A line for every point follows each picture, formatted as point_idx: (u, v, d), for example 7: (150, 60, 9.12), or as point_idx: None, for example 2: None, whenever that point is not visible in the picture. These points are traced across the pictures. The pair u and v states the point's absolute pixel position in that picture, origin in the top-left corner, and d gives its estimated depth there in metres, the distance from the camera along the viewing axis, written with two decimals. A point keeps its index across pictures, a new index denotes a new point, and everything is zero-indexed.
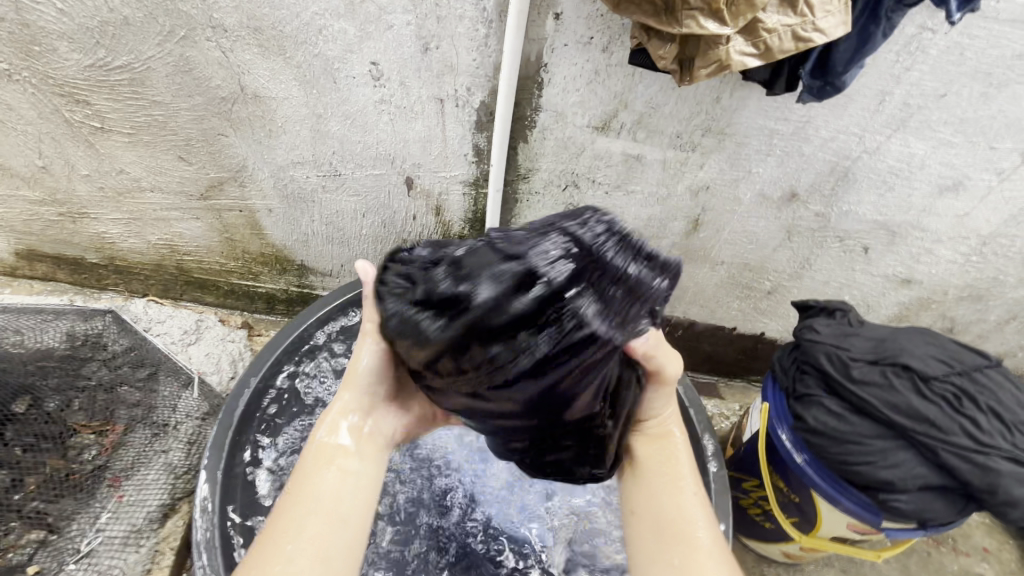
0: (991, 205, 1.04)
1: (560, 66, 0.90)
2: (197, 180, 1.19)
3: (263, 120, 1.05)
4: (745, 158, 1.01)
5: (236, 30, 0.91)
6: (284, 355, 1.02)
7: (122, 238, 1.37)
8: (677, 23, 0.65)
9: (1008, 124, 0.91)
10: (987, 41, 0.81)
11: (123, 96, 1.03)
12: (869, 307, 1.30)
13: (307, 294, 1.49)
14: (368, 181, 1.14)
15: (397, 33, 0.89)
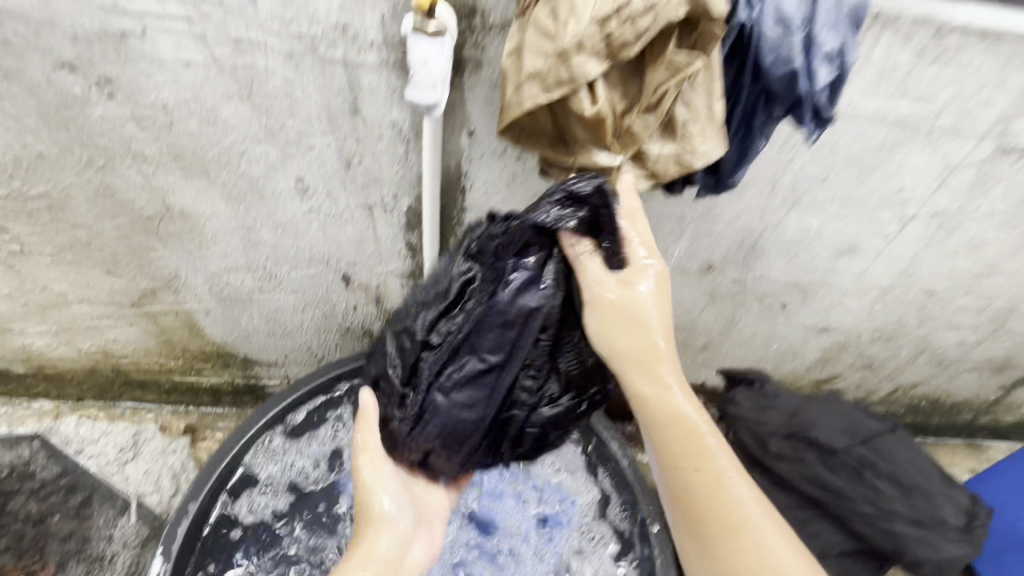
0: (883, 262, 1.15)
1: (480, 173, 0.95)
2: (128, 290, 1.17)
3: (192, 234, 1.05)
4: (661, 238, 1.08)
5: (157, 158, 0.92)
6: (228, 463, 0.98)
7: (49, 348, 1.31)
8: (573, 155, 0.72)
9: (884, 199, 1.02)
10: (853, 135, 0.91)
11: (41, 220, 1.01)
12: (795, 352, 1.39)
13: (255, 385, 1.46)
14: (305, 280, 1.15)
15: (319, 152, 0.91)
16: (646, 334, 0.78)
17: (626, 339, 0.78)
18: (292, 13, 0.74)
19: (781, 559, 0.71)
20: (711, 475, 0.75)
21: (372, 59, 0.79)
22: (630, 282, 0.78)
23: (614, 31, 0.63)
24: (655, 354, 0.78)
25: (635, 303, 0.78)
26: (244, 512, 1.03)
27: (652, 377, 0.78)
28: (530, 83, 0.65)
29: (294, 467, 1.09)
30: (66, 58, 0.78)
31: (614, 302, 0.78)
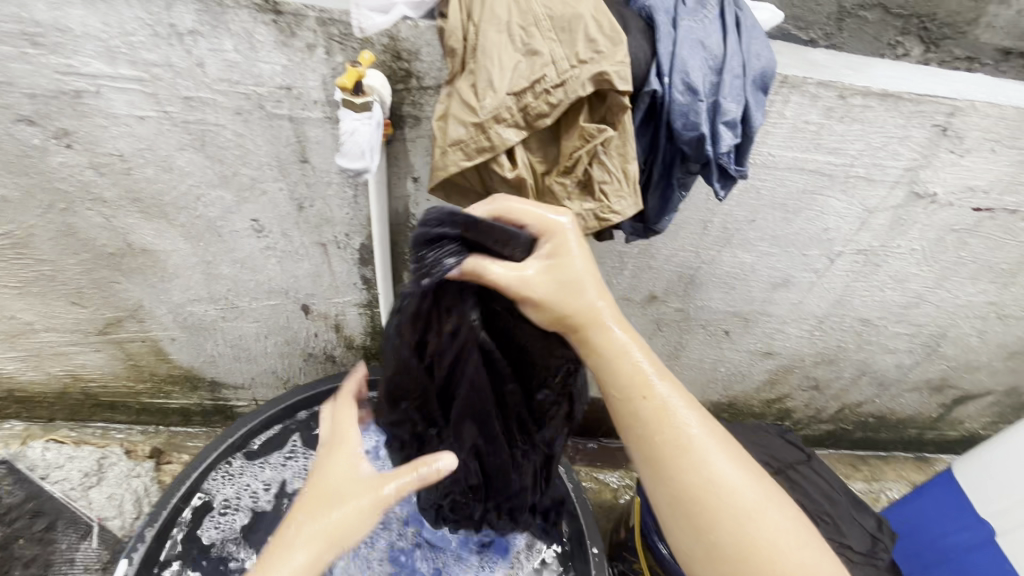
0: (817, 294, 1.21)
1: (427, 215, 1.01)
2: (94, 319, 1.21)
3: (154, 268, 1.09)
4: (605, 272, 1.14)
5: (116, 201, 0.96)
6: (191, 485, 1.04)
7: (19, 372, 1.34)
8: None
9: (810, 237, 1.08)
10: (775, 182, 0.98)
11: (6, 257, 1.05)
12: (743, 375, 1.46)
13: (223, 406, 1.49)
14: (266, 309, 1.20)
15: (271, 197, 0.96)
16: (573, 288, 0.70)
17: (555, 301, 0.69)
18: (239, 76, 0.79)
19: (733, 483, 0.68)
20: (673, 424, 0.70)
21: (316, 115, 0.84)
22: (538, 249, 0.70)
23: (529, 103, 0.69)
24: (590, 306, 0.71)
25: (551, 267, 0.69)
26: (198, 536, 1.04)
27: (590, 328, 0.72)
28: (454, 149, 0.70)
29: (256, 487, 1.11)
30: (25, 112, 0.83)
31: (534, 275, 0.68)
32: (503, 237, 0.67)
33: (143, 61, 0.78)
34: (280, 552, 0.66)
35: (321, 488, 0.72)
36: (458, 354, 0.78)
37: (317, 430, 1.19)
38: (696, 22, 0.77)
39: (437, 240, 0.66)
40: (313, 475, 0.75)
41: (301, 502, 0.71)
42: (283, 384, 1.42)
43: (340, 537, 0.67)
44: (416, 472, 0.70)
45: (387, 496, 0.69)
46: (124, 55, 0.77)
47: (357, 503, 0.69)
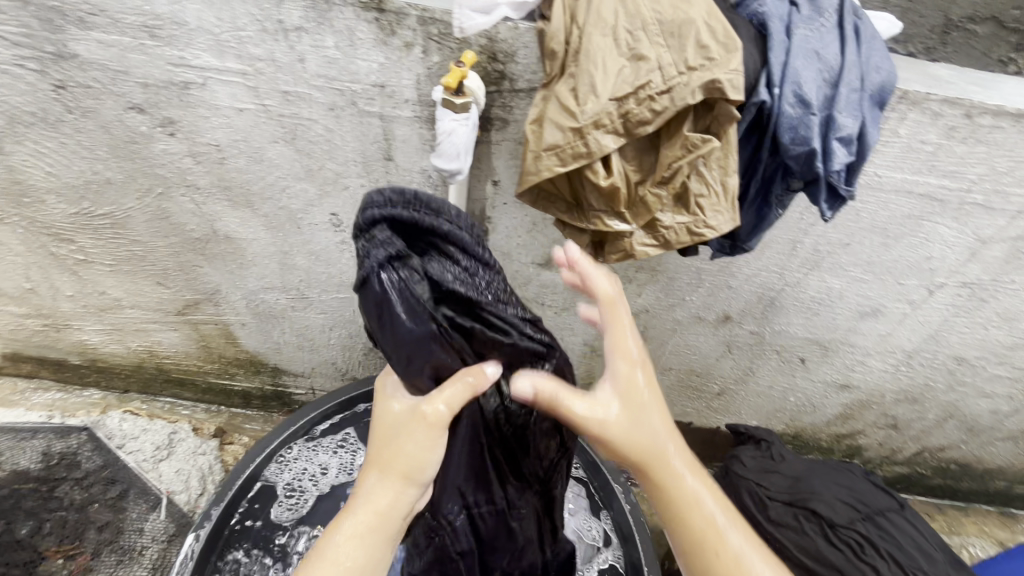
0: (909, 327, 1.12)
1: (502, 218, 0.99)
2: (175, 300, 1.26)
3: (235, 255, 1.13)
4: (678, 288, 1.09)
5: (208, 188, 1.00)
6: (255, 469, 1.08)
7: (103, 344, 1.42)
8: (586, 219, 0.75)
9: (909, 266, 1.00)
10: (877, 205, 0.91)
11: (104, 236, 1.11)
12: (814, 407, 1.37)
13: (282, 393, 1.52)
14: (334, 302, 1.22)
15: (353, 193, 0.97)
16: (646, 428, 0.64)
17: (625, 440, 0.63)
18: (337, 72, 0.81)
19: None
20: None
21: (406, 113, 0.84)
22: (615, 381, 0.65)
23: (632, 109, 0.66)
24: (660, 450, 0.65)
25: (630, 407, 0.64)
26: (265, 517, 1.05)
27: (664, 476, 0.65)
28: (548, 154, 0.69)
29: (314, 473, 1.12)
30: (137, 101, 0.87)
31: (610, 408, 0.64)
32: (437, 210, 0.56)
33: (249, 56, 0.80)
34: (362, 493, 0.64)
35: (382, 427, 0.66)
36: (429, 358, 0.62)
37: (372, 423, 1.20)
38: (811, 31, 0.72)
39: (370, 226, 0.55)
40: (376, 413, 0.68)
41: (371, 441, 0.67)
42: (341, 376, 1.44)
43: (412, 471, 0.63)
44: (469, 378, 0.63)
45: (441, 415, 0.62)
46: (232, 49, 0.80)
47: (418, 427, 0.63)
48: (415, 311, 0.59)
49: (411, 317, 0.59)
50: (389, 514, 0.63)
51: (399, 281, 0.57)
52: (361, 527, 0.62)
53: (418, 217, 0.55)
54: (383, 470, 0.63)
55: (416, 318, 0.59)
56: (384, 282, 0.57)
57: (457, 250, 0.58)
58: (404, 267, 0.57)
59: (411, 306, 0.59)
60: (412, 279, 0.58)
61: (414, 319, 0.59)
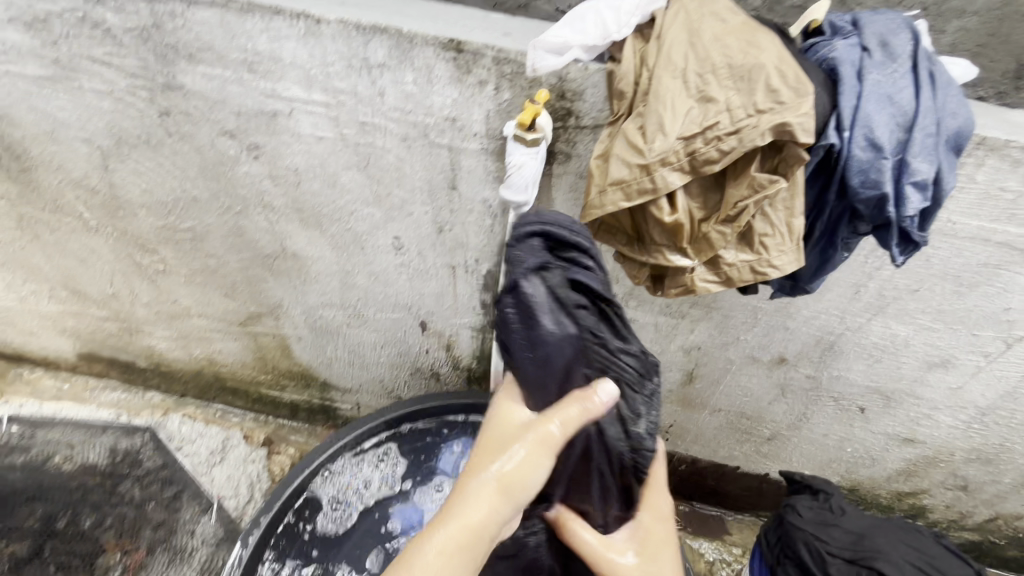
0: (983, 382, 1.06)
1: None
2: (239, 312, 1.34)
3: (300, 272, 1.19)
4: (731, 326, 1.08)
5: (283, 209, 1.07)
6: (302, 480, 1.08)
7: (169, 349, 1.51)
8: (648, 253, 0.76)
9: (985, 316, 0.95)
10: (950, 251, 0.87)
11: (184, 248, 1.20)
12: (873, 459, 1.30)
13: (328, 407, 1.56)
14: (387, 321, 1.25)
15: (416, 219, 1.02)
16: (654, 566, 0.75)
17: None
18: (412, 106, 0.86)
19: None
20: None
21: (474, 146, 0.89)
22: (634, 530, 0.78)
23: (699, 148, 0.67)
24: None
25: (645, 554, 0.76)
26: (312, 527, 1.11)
27: None
28: (613, 188, 0.70)
29: (357, 489, 1.16)
30: (229, 127, 0.95)
31: (626, 557, 0.76)
32: (575, 235, 0.69)
33: (333, 89, 0.86)
34: (462, 499, 0.64)
35: (488, 441, 0.69)
36: (564, 360, 0.68)
37: (414, 443, 1.21)
38: (884, 76, 0.72)
39: (527, 237, 0.67)
40: (494, 422, 0.72)
41: (476, 452, 0.70)
42: (387, 394, 1.47)
43: (513, 487, 0.64)
44: (578, 403, 0.66)
45: (553, 435, 0.66)
46: (319, 83, 0.86)
47: (524, 444, 0.65)
48: (555, 314, 0.67)
49: (551, 317, 0.66)
50: (482, 529, 0.63)
51: (543, 284, 0.66)
52: (454, 537, 0.62)
53: (564, 236, 0.68)
54: (482, 481, 0.65)
55: (554, 319, 0.66)
56: (529, 283, 0.66)
57: (594, 263, 0.69)
58: (548, 274, 0.67)
59: (551, 308, 0.67)
60: (559, 284, 0.67)
61: (556, 319, 0.66)
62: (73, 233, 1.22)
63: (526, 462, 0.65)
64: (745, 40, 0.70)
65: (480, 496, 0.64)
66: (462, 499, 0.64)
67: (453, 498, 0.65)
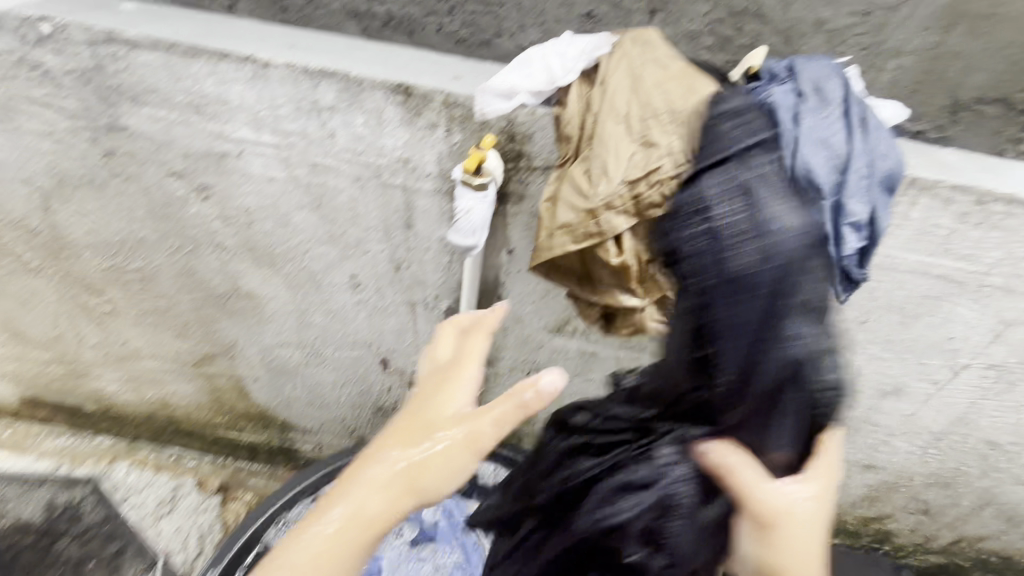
0: (934, 408, 1.08)
1: (516, 285, 1.01)
2: (193, 353, 1.29)
3: (254, 312, 1.16)
4: None
5: (235, 249, 1.04)
6: (256, 529, 1.05)
7: (119, 393, 1.44)
8: (598, 293, 0.77)
9: (931, 345, 0.98)
10: (894, 284, 0.90)
11: (132, 289, 1.16)
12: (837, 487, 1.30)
13: (289, 448, 1.50)
14: (347, 360, 1.22)
15: (372, 256, 1.01)
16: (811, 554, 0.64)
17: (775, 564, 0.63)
18: (364, 148, 0.85)
19: None
20: None
21: (427, 186, 0.89)
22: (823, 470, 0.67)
23: (643, 192, 0.69)
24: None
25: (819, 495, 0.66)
26: None
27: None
28: (561, 232, 0.72)
29: None
30: (177, 167, 0.93)
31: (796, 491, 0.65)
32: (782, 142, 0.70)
33: (283, 130, 0.85)
34: (359, 486, 0.59)
35: (409, 422, 0.61)
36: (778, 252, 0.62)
37: None
38: (818, 120, 0.73)
39: (724, 105, 0.70)
40: (432, 396, 0.63)
41: (390, 430, 0.62)
42: (349, 433, 1.42)
43: (421, 487, 0.57)
44: (519, 399, 0.57)
45: (481, 437, 0.57)
46: (268, 124, 0.85)
47: (446, 444, 0.58)
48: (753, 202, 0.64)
49: (733, 209, 0.64)
50: (377, 522, 0.58)
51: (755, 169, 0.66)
52: (343, 531, 0.57)
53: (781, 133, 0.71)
54: (388, 474, 0.58)
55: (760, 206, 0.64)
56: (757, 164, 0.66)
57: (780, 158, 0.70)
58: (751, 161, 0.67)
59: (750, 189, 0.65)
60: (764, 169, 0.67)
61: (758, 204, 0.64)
62: (14, 274, 1.17)
63: (441, 463, 0.57)
64: (685, 86, 0.71)
65: (383, 492, 0.58)
66: (358, 491, 0.58)
67: (352, 484, 0.59)
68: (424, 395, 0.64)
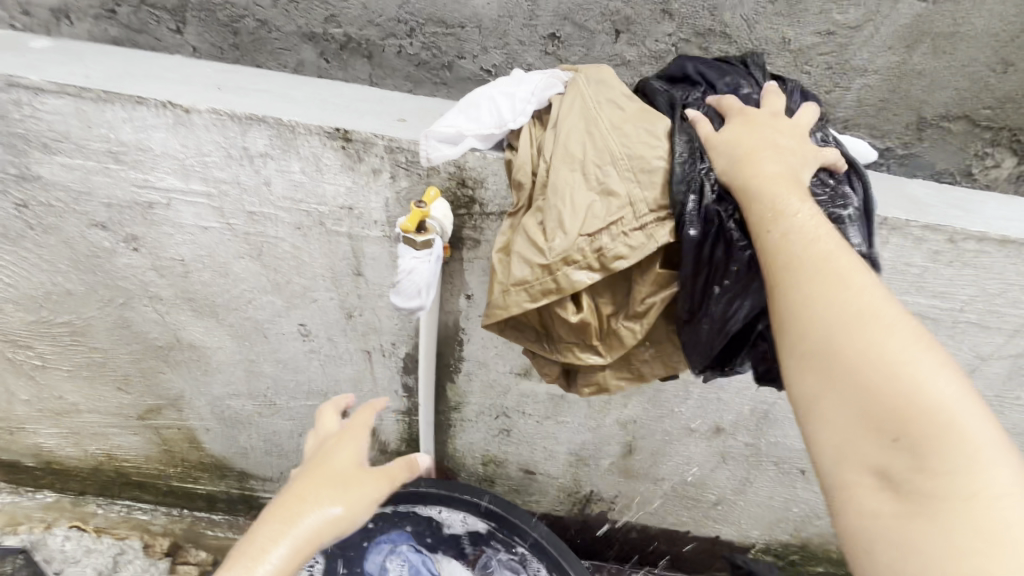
0: None
1: (477, 330, 0.95)
2: (136, 405, 1.19)
3: (199, 362, 1.07)
4: (665, 399, 1.04)
5: (172, 299, 0.96)
6: None
7: (59, 448, 1.33)
8: (557, 351, 0.71)
9: None
10: None
11: (63, 343, 1.06)
12: (820, 518, 1.27)
13: (249, 496, 1.41)
14: (303, 408, 1.15)
15: (321, 304, 0.94)
16: (879, 351, 0.43)
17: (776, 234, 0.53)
18: (303, 195, 0.79)
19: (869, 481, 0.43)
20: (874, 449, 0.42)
21: (375, 233, 0.82)
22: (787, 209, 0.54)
23: (605, 245, 0.63)
24: (779, 220, 0.53)
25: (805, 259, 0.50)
26: None
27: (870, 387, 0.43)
28: (517, 288, 0.65)
29: None
30: (99, 218, 0.85)
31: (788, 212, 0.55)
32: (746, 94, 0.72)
33: (213, 178, 0.78)
34: (273, 535, 0.57)
35: (317, 473, 0.64)
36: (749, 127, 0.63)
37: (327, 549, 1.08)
38: None
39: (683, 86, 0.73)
40: (332, 452, 0.68)
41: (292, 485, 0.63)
42: None
43: (336, 530, 0.61)
44: (404, 465, 0.74)
45: (384, 484, 0.68)
46: (196, 173, 0.78)
47: (363, 494, 0.64)
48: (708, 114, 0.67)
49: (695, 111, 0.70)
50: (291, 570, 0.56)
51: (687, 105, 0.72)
52: None
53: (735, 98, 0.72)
54: (303, 519, 0.59)
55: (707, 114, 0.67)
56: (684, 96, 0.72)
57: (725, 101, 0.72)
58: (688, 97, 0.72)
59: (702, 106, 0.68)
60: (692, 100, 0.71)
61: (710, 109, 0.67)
62: None
63: (355, 507, 0.63)
64: (645, 129, 0.66)
65: (302, 538, 0.58)
66: (274, 537, 0.56)
67: (260, 534, 0.57)
68: (325, 451, 0.68)
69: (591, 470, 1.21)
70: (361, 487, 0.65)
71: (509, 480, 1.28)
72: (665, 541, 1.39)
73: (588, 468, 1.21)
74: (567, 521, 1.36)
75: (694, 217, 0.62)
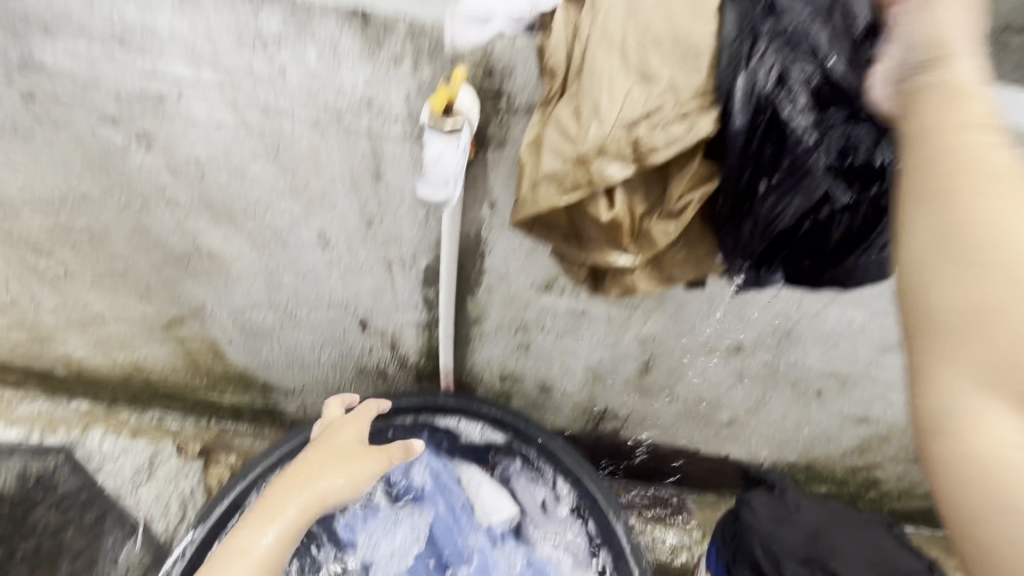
0: None
1: (499, 241, 0.93)
2: (159, 315, 1.21)
3: (219, 271, 1.07)
4: (687, 317, 1.02)
5: (189, 205, 0.94)
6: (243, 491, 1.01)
7: (89, 357, 1.37)
8: (586, 252, 0.70)
9: None
10: None
11: (83, 250, 1.06)
12: (829, 439, 1.29)
13: (273, 408, 1.46)
14: (323, 321, 1.15)
15: (340, 211, 0.91)
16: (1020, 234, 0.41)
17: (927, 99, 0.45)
18: (320, 86, 0.74)
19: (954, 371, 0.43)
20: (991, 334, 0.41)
21: (395, 131, 0.78)
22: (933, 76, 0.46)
23: (643, 135, 0.59)
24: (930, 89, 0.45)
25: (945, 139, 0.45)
26: None
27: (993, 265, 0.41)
28: (548, 182, 0.63)
29: None
30: (109, 112, 0.81)
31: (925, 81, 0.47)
32: None
33: (224, 67, 0.74)
34: (300, 488, 0.87)
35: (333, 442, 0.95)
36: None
37: None
38: None
39: None
40: (342, 430, 0.97)
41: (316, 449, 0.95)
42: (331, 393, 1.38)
43: (338, 495, 0.88)
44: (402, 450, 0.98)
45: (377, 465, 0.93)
46: (206, 61, 0.73)
47: (365, 467, 0.92)
48: None
49: None
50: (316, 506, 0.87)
51: None
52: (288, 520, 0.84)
53: None
54: (316, 481, 0.88)
55: None
56: None
57: None
58: None
59: None
60: None
61: None
62: None
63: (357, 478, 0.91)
64: None
65: (317, 491, 0.87)
66: (298, 488, 0.87)
67: (288, 482, 0.88)
68: (333, 429, 0.98)
69: (607, 387, 1.23)
70: (359, 469, 0.91)
71: (525, 396, 1.30)
72: (674, 458, 1.43)
73: (603, 385, 1.23)
74: (581, 438, 1.41)
75: (744, 103, 0.57)
